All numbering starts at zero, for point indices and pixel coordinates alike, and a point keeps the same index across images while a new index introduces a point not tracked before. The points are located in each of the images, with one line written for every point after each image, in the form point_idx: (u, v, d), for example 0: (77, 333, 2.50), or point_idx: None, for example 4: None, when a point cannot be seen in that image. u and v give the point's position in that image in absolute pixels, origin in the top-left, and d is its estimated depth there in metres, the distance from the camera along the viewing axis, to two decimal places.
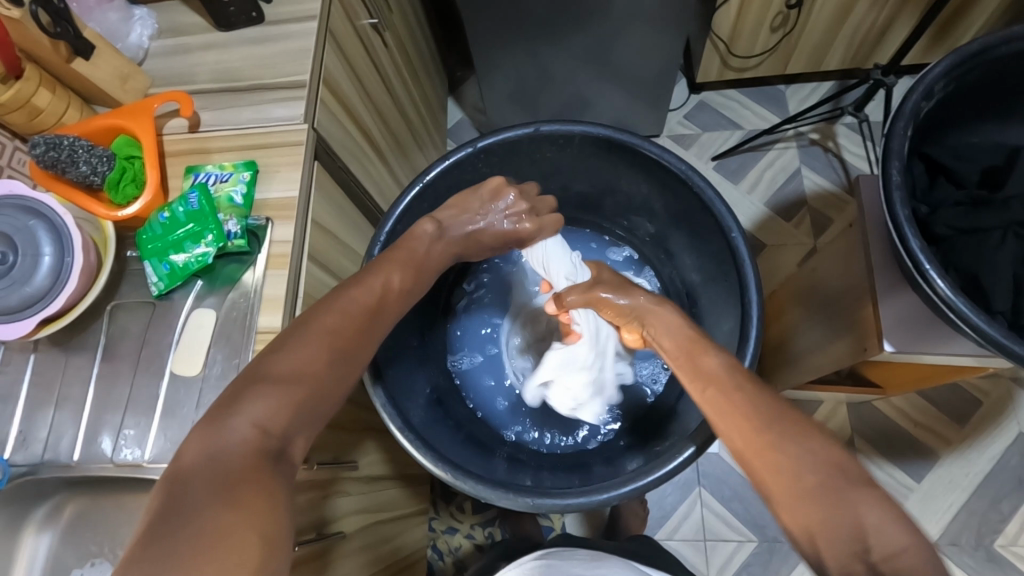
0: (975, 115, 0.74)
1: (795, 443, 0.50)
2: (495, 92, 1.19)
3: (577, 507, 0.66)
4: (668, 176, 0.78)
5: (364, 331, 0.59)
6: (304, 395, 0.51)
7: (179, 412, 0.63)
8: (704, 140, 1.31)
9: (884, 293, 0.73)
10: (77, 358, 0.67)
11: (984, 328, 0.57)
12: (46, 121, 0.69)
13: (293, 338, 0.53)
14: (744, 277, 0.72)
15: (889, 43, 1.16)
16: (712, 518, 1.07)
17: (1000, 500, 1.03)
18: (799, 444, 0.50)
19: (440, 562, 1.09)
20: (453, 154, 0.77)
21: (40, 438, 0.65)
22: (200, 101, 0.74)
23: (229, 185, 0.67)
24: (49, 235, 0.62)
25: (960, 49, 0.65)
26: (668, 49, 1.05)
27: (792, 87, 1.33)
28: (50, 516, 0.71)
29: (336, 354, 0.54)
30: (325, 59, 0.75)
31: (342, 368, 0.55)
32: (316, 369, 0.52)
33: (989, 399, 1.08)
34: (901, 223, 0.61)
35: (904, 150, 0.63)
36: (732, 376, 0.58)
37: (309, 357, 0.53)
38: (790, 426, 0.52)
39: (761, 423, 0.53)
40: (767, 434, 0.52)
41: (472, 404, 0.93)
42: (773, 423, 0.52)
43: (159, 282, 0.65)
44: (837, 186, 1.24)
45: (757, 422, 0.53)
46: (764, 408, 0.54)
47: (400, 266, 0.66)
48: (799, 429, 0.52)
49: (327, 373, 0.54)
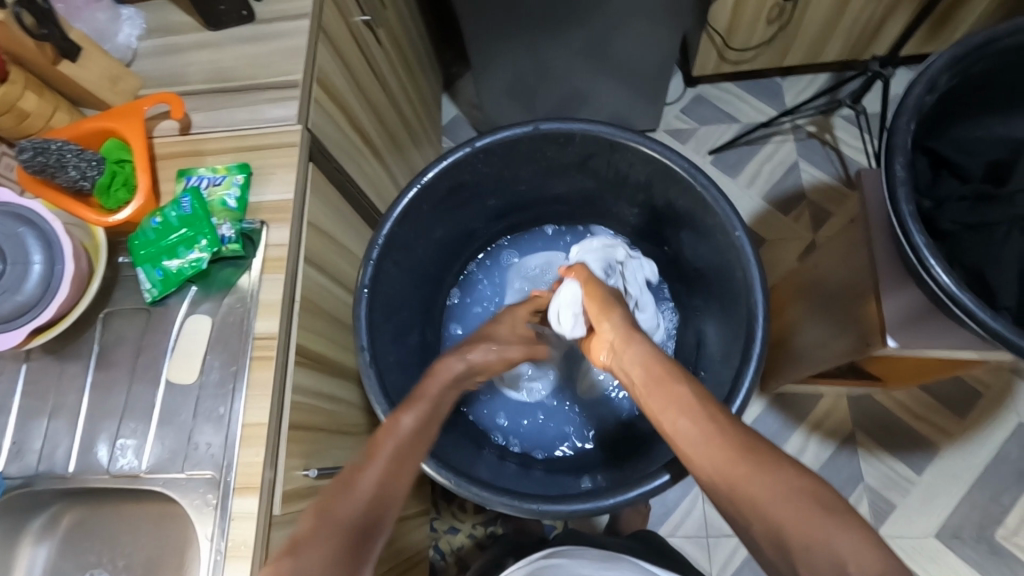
0: (978, 107, 0.73)
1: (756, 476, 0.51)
2: (490, 88, 1.17)
3: (582, 513, 0.65)
4: (667, 174, 0.77)
5: (404, 468, 0.57)
6: (291, 553, 0.47)
7: (177, 420, 0.62)
8: (702, 134, 1.30)
9: (888, 289, 0.72)
10: (71, 366, 0.65)
11: (988, 321, 0.57)
12: (33, 125, 0.67)
13: (344, 489, 0.53)
14: (748, 273, 0.72)
15: (886, 35, 1.15)
16: (714, 515, 1.07)
17: (1000, 492, 1.03)
18: (753, 474, 0.52)
19: (442, 562, 1.08)
20: (451, 154, 0.76)
21: (35, 448, 0.63)
22: (191, 102, 0.73)
23: (222, 189, 0.66)
24: (39, 242, 0.61)
25: (962, 42, 0.64)
26: (666, 42, 1.03)
27: (788, 79, 1.32)
28: (47, 527, 0.70)
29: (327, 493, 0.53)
30: (319, 58, 0.73)
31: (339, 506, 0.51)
32: (305, 526, 0.50)
33: (989, 391, 1.08)
34: (905, 219, 0.60)
35: (908, 144, 0.62)
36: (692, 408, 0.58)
37: (305, 522, 0.51)
38: (748, 453, 0.53)
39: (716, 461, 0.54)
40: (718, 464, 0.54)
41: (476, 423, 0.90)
42: (712, 464, 0.55)
43: (153, 289, 0.64)
44: (836, 178, 1.24)
45: (700, 445, 0.56)
46: (701, 443, 0.56)
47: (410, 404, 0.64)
48: (758, 452, 0.53)
49: (323, 518, 0.50)
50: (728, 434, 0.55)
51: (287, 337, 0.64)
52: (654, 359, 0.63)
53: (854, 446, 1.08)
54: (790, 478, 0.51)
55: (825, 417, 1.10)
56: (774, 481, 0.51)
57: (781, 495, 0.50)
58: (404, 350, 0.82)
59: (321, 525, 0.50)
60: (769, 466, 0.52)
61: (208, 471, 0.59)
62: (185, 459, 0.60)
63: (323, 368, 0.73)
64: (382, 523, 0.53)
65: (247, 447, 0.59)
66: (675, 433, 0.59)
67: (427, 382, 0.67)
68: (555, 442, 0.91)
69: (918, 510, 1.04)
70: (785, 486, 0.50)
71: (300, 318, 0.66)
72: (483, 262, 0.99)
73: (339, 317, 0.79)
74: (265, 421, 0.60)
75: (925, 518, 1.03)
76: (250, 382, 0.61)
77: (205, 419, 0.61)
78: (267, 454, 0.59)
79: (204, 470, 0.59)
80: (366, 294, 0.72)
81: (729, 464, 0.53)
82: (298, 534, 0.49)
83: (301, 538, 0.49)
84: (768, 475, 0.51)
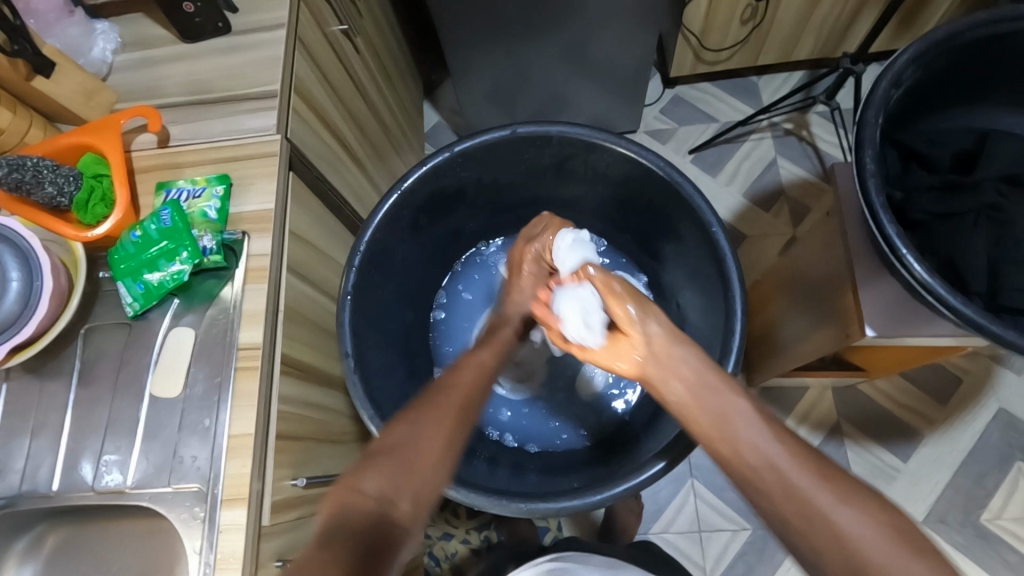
0: (943, 100, 0.75)
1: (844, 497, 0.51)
2: (471, 94, 1.18)
3: (571, 510, 0.66)
4: (646, 173, 0.78)
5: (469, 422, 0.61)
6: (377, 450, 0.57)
7: (162, 434, 0.61)
8: (681, 134, 1.32)
9: (863, 279, 0.74)
10: (51, 384, 0.65)
11: (960, 308, 0.58)
12: (8, 142, 0.67)
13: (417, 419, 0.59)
14: (727, 268, 0.73)
15: (855, 33, 1.18)
16: (706, 510, 1.07)
17: (983, 476, 1.05)
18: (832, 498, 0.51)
19: (437, 568, 1.08)
20: (431, 159, 0.76)
21: (17, 468, 0.63)
22: (169, 115, 0.73)
23: (202, 201, 0.66)
24: (16, 259, 0.60)
25: (925, 37, 0.66)
26: (640, 46, 1.05)
27: (764, 78, 1.34)
28: (31, 548, 0.69)
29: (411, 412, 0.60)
30: (297, 68, 0.74)
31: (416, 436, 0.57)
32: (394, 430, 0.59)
33: (969, 377, 1.10)
34: (876, 210, 0.61)
35: (876, 137, 0.63)
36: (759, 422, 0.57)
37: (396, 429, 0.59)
38: (829, 483, 0.52)
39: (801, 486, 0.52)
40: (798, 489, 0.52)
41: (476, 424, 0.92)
42: (783, 487, 0.52)
43: (134, 302, 0.64)
44: (813, 173, 1.26)
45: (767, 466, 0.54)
46: (769, 461, 0.54)
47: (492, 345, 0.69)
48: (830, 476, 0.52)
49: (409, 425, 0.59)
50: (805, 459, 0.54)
51: (272, 347, 0.64)
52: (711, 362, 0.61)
53: (840, 436, 1.10)
54: (876, 514, 0.50)
55: (811, 408, 1.11)
56: (860, 519, 0.49)
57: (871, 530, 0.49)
58: (390, 356, 0.82)
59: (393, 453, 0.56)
60: (849, 494, 0.51)
61: (195, 484, 0.59)
62: (171, 473, 0.60)
63: (309, 378, 0.72)
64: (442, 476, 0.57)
65: (234, 458, 0.59)
66: (738, 454, 0.56)
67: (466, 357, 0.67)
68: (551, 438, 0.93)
69: (905, 497, 1.05)
70: (871, 526, 0.49)
71: (284, 327, 0.66)
72: (462, 265, 0.99)
73: (324, 325, 0.79)
74: (251, 432, 0.59)
75: (911, 505, 1.05)
76: (235, 393, 0.61)
77: (191, 432, 0.61)
78: (254, 465, 0.59)
79: (191, 483, 0.59)
80: (350, 301, 0.72)
81: (808, 495, 0.51)
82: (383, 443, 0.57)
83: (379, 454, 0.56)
84: (845, 504, 0.50)
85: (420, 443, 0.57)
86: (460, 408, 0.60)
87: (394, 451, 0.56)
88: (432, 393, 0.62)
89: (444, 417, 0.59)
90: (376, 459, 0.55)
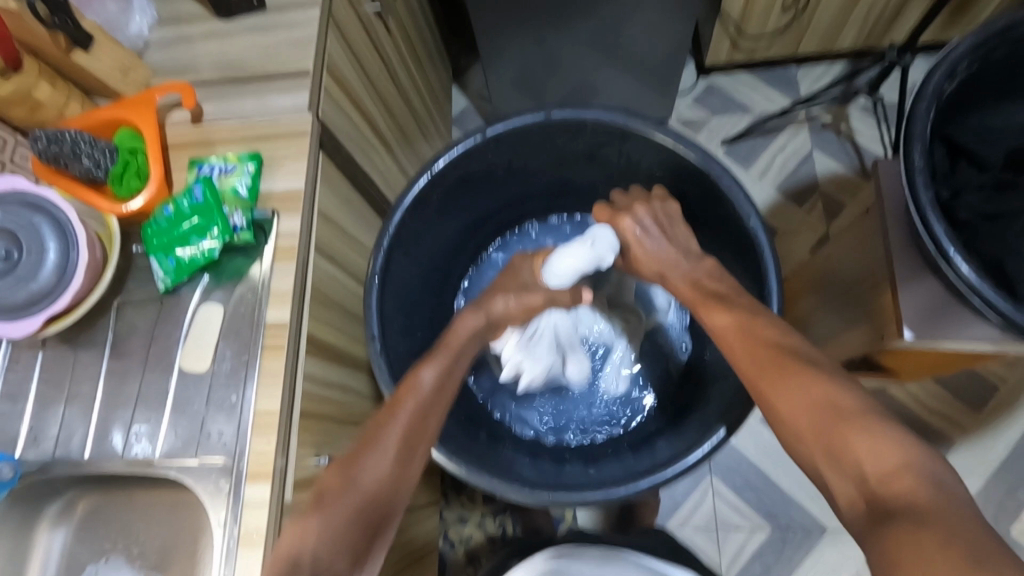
0: (998, 95, 0.72)
1: (783, 391, 0.52)
2: (500, 79, 1.17)
3: (593, 503, 0.65)
4: (681, 162, 0.76)
5: (412, 468, 0.59)
6: (314, 501, 0.54)
7: (190, 408, 0.63)
8: (714, 124, 1.29)
9: (904, 280, 0.71)
10: (85, 355, 0.66)
11: (1006, 312, 0.56)
12: (47, 114, 0.68)
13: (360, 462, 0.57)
14: (762, 263, 0.70)
15: (902, 24, 1.13)
16: (724, 508, 1.06)
17: (1016, 487, 1.02)
18: (779, 385, 0.53)
19: (451, 552, 1.09)
20: (461, 142, 0.75)
21: (51, 435, 0.64)
22: (203, 92, 0.73)
23: (234, 178, 0.66)
24: (53, 231, 0.61)
25: (982, 28, 0.63)
26: (678, 31, 1.02)
27: (803, 69, 1.30)
28: (64, 512, 0.71)
29: (343, 459, 0.58)
30: (329, 48, 0.73)
31: (352, 486, 0.55)
32: (328, 480, 0.56)
33: (1005, 385, 1.06)
34: (923, 208, 0.59)
35: (927, 132, 0.60)
36: (746, 338, 0.58)
37: (327, 479, 0.56)
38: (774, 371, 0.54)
39: (759, 377, 0.55)
40: (760, 386, 0.55)
41: (504, 419, 0.92)
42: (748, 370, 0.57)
43: (166, 277, 0.64)
44: (851, 169, 1.22)
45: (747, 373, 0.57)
46: (747, 357, 0.57)
47: (434, 359, 0.66)
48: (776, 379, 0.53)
49: (344, 473, 0.56)
50: (783, 357, 0.55)
51: (299, 327, 0.64)
52: (721, 277, 0.67)
53: None
54: (811, 393, 0.50)
55: None
56: (804, 396, 0.50)
57: (812, 416, 0.49)
58: (413, 342, 0.82)
59: (334, 505, 0.54)
60: (792, 374, 0.52)
61: (221, 458, 0.60)
62: (199, 446, 0.61)
63: (334, 359, 0.73)
64: (385, 527, 0.56)
65: (259, 435, 0.59)
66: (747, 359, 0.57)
67: (410, 391, 0.62)
68: (586, 431, 0.91)
69: None
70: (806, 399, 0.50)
71: (310, 307, 0.66)
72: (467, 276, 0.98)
73: (349, 307, 0.79)
74: (276, 410, 0.60)
75: None
76: (261, 371, 0.61)
77: (217, 408, 0.61)
78: (279, 443, 0.59)
79: (217, 457, 0.60)
80: (377, 283, 0.72)
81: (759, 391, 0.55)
82: (323, 492, 0.55)
83: (324, 500, 0.54)
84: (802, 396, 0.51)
85: (359, 497, 0.55)
86: (400, 456, 0.58)
87: (332, 503, 0.54)
88: (373, 434, 0.59)
89: (384, 463, 0.57)
90: (314, 515, 0.53)
